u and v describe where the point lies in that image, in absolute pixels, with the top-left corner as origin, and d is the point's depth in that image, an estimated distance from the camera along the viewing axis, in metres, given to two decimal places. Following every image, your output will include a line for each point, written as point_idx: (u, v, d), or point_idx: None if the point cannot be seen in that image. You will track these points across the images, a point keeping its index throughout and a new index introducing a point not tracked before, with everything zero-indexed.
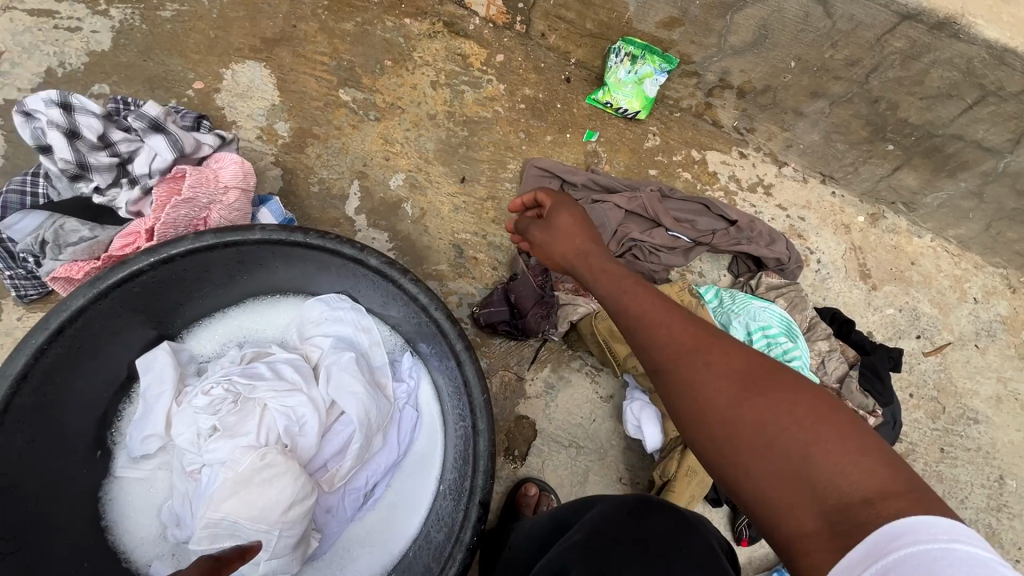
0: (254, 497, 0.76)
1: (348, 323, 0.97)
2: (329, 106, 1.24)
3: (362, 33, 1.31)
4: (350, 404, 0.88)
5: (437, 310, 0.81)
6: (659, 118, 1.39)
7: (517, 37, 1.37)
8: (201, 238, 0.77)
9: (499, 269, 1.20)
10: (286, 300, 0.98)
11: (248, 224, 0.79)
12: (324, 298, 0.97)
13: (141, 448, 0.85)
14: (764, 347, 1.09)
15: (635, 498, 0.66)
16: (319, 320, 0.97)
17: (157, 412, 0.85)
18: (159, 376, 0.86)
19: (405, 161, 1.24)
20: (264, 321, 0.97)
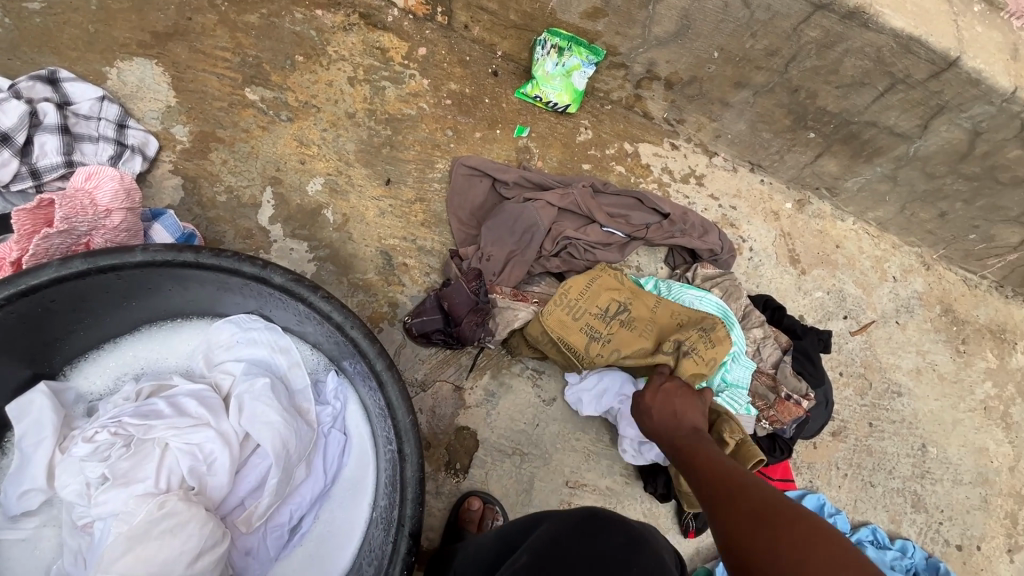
0: (154, 551, 0.68)
1: (262, 345, 0.89)
2: (234, 106, 1.13)
3: (268, 25, 1.20)
4: (266, 435, 0.80)
5: (353, 328, 0.75)
6: (590, 111, 1.37)
7: (439, 29, 1.30)
8: (69, 264, 0.68)
9: (432, 275, 1.15)
10: (190, 325, 0.89)
11: (127, 245, 0.70)
12: (233, 319, 0.88)
13: (20, 505, 0.75)
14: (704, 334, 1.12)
15: (584, 512, 0.58)
16: (228, 344, 0.88)
17: (37, 463, 0.75)
18: (36, 422, 0.76)
19: (323, 164, 1.15)
20: (166, 348, 0.88)
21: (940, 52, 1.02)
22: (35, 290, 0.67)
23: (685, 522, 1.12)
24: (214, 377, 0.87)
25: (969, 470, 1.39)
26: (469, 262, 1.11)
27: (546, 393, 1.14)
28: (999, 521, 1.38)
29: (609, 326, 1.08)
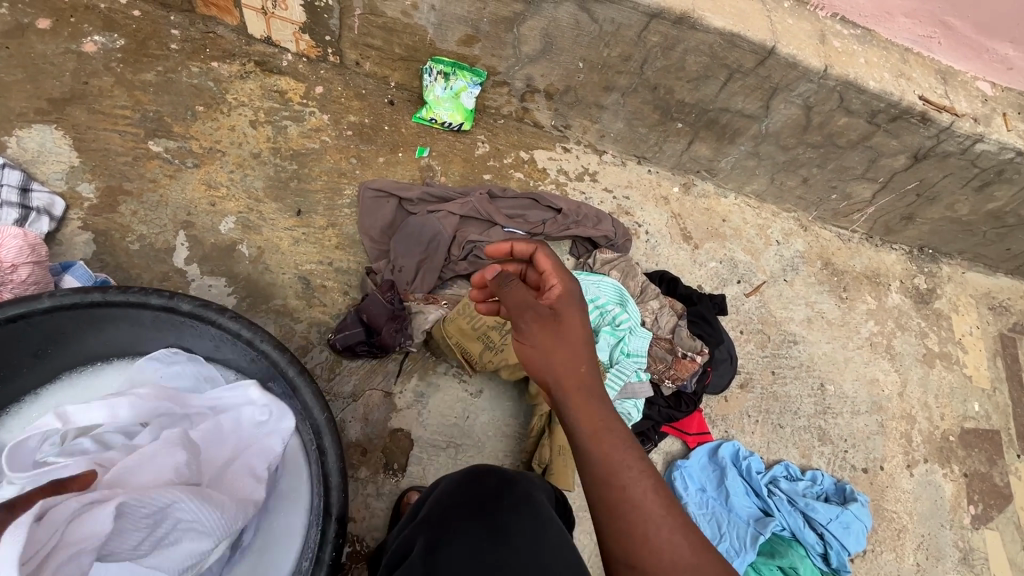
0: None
1: (186, 375, 0.94)
2: (138, 159, 1.19)
3: (165, 81, 1.28)
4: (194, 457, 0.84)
5: (264, 342, 0.82)
6: (484, 127, 1.49)
7: (333, 68, 1.41)
8: None
9: (351, 292, 1.22)
10: (111, 367, 0.93)
11: (35, 294, 0.76)
12: (153, 355, 0.93)
13: None
14: (598, 317, 1.23)
15: (468, 472, 0.75)
16: (151, 380, 0.93)
17: None
18: None
19: (233, 204, 1.22)
20: (88, 393, 0.91)
21: (759, 43, 1.21)
22: None
23: None
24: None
25: (864, 400, 1.56)
26: (383, 275, 1.20)
27: (472, 386, 1.22)
28: (896, 441, 1.55)
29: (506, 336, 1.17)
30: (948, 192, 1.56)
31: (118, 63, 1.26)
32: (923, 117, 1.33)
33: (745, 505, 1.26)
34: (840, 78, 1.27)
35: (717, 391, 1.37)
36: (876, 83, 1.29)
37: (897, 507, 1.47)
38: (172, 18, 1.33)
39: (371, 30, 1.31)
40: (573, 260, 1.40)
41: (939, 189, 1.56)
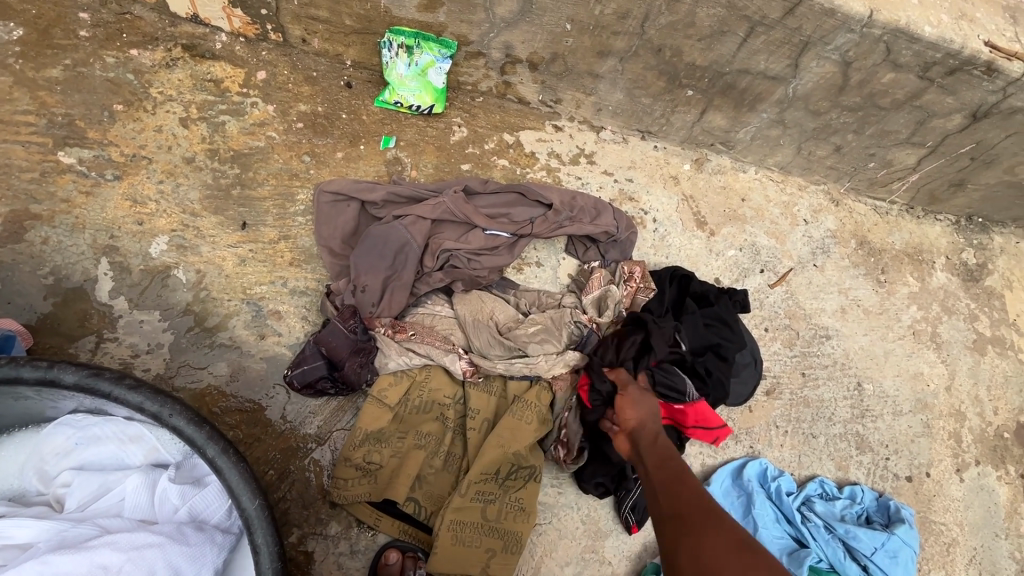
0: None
1: (105, 442, 0.78)
2: (48, 174, 1.01)
3: (75, 77, 1.08)
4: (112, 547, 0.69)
5: (174, 417, 0.65)
6: (461, 107, 1.28)
7: (277, 48, 1.19)
8: None
9: (309, 317, 1.05)
10: (18, 437, 0.78)
11: None
12: (61, 421, 0.77)
13: None
14: None
15: None
16: (66, 450, 0.78)
17: None
18: None
19: (165, 221, 1.04)
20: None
21: None
22: None
23: (626, 518, 1.07)
24: (55, 492, 0.77)
25: (906, 399, 1.38)
26: (343, 296, 1.03)
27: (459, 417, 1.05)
28: (944, 443, 1.37)
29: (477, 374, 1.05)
30: (1009, 154, 1.33)
31: (17, 57, 1.06)
32: (988, 68, 1.10)
33: (776, 535, 1.11)
34: (889, 25, 1.03)
35: (740, 402, 1.18)
36: (932, 29, 1.05)
37: (946, 518, 1.31)
38: None
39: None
40: (567, 261, 1.22)
41: (999, 150, 1.32)
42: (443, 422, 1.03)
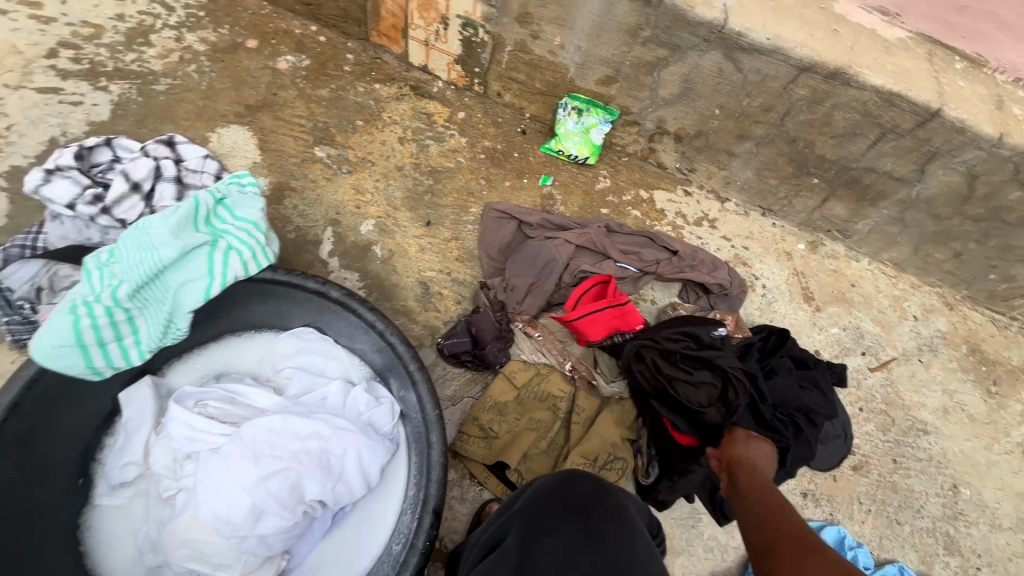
0: (225, 521, 0.82)
1: (318, 354, 1.04)
2: (305, 161, 1.37)
3: (336, 98, 1.46)
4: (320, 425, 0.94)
5: (392, 334, 0.97)
6: (608, 163, 1.53)
7: (476, 97, 1.52)
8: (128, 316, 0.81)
9: (463, 302, 1.30)
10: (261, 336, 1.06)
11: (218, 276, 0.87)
12: (295, 331, 1.04)
13: (120, 475, 0.91)
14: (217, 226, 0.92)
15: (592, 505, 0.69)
16: (291, 353, 1.05)
17: (137, 440, 0.93)
18: (140, 408, 0.94)
19: (375, 209, 1.36)
20: (242, 352, 1.05)
21: (922, 104, 1.14)
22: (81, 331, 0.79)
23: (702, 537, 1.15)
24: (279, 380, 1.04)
25: (1007, 514, 1.35)
26: (496, 291, 1.26)
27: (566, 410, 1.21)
28: None
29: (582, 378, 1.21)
30: None
31: (302, 79, 1.46)
32: None
33: None
34: (1018, 149, 1.15)
35: (825, 468, 1.27)
36: None
37: None
38: (349, 44, 1.52)
39: (516, 66, 1.41)
40: (682, 304, 1.35)
41: None
42: (553, 412, 1.19)
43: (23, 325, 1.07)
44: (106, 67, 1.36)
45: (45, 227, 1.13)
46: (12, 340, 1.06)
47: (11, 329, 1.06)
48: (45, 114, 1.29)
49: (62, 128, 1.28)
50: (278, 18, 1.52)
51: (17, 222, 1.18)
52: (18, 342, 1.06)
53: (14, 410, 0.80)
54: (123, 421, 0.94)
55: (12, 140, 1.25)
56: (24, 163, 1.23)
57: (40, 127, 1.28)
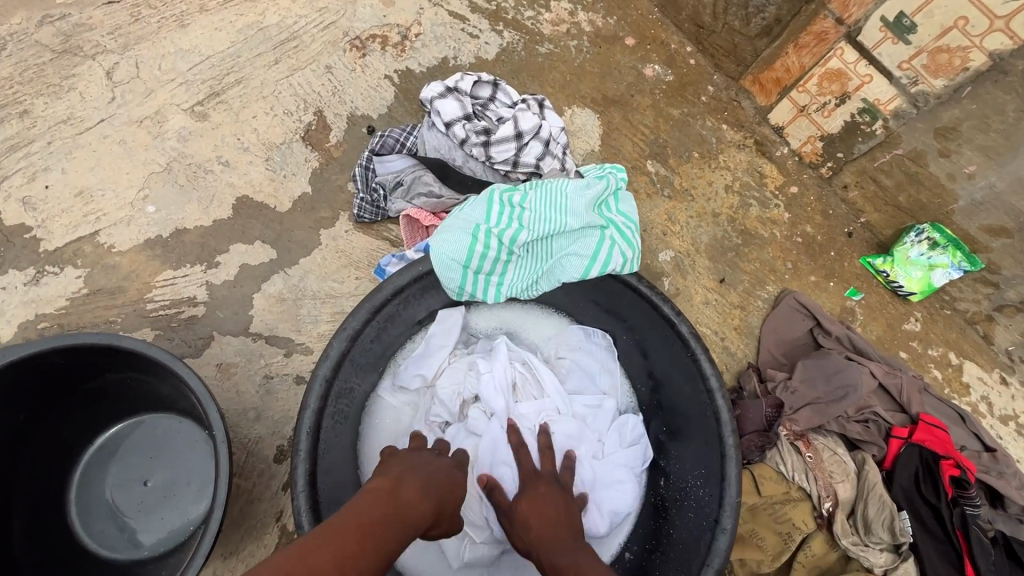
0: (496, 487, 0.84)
1: (598, 360, 0.97)
2: (635, 170, 1.36)
3: (684, 121, 1.42)
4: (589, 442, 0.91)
5: (722, 400, 0.83)
6: (928, 308, 1.35)
7: (817, 178, 1.41)
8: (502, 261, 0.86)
9: (724, 374, 1.22)
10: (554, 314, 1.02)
11: (597, 268, 0.86)
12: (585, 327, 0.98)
13: (407, 380, 0.94)
14: (602, 216, 0.92)
15: None
16: (574, 346, 0.98)
17: (435, 358, 0.95)
18: (448, 330, 0.96)
19: (678, 242, 1.31)
20: (530, 319, 1.02)
21: None
22: (469, 262, 0.86)
23: None
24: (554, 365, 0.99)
25: None
26: (773, 386, 1.15)
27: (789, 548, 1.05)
28: None
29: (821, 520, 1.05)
30: None
31: (661, 92, 1.44)
32: None
33: None
34: None
35: None
36: None
37: None
38: (716, 77, 1.47)
39: (892, 170, 1.27)
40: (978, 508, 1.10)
41: None
42: (783, 541, 1.04)
43: (370, 206, 1.17)
44: (507, 15, 1.42)
45: (419, 134, 1.22)
46: (357, 214, 1.17)
47: (361, 204, 1.16)
48: (447, 34, 1.38)
49: (454, 52, 1.37)
50: (661, 27, 1.48)
51: (393, 117, 1.30)
52: (361, 218, 1.16)
53: (397, 296, 0.84)
54: (427, 333, 0.96)
55: (416, 46, 1.36)
56: (415, 68, 1.34)
57: (439, 44, 1.37)
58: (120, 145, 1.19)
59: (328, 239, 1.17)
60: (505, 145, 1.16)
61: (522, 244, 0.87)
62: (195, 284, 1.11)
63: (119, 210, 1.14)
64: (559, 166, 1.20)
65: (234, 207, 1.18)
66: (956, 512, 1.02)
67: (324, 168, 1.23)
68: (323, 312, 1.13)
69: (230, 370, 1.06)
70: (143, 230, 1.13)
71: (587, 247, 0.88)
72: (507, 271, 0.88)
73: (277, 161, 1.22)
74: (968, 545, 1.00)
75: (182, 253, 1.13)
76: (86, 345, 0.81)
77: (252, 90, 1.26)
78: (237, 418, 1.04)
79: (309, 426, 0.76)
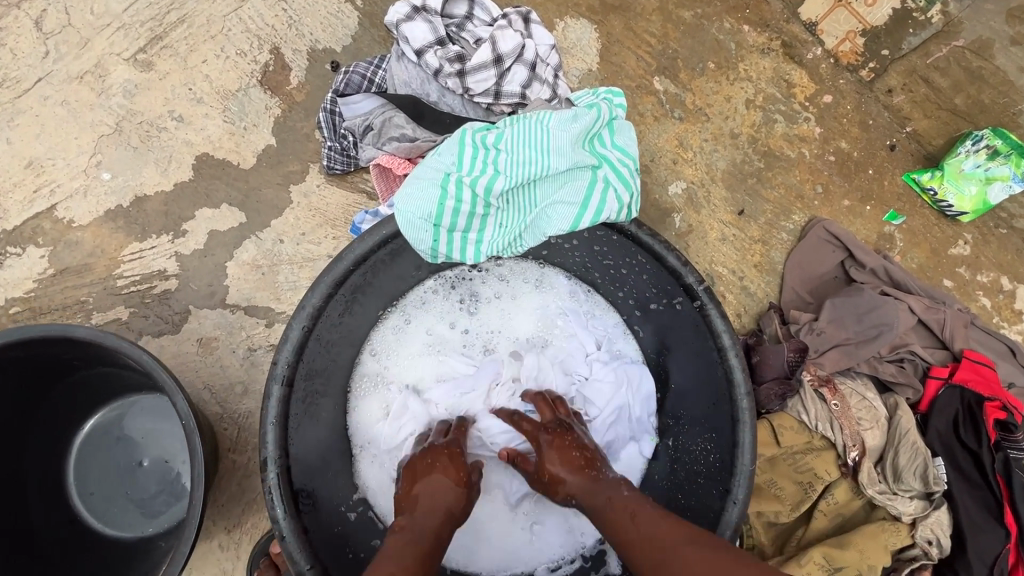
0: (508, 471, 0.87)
1: (547, 300, 0.93)
2: (640, 89, 1.18)
3: (697, 26, 1.21)
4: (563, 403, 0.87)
5: (735, 359, 0.74)
6: (980, 228, 1.18)
7: (856, 83, 1.21)
8: (480, 218, 0.77)
9: (742, 318, 1.11)
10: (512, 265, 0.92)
11: (595, 216, 0.75)
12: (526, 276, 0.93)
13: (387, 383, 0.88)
14: (593, 154, 0.79)
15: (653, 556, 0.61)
16: (527, 298, 0.93)
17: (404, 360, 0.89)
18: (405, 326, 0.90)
19: (691, 172, 1.16)
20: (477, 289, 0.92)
21: None
22: (439, 219, 0.74)
23: None
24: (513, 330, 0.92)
25: None
26: (797, 326, 1.05)
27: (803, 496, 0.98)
28: None
29: (840, 469, 0.98)
30: None
31: None
32: None
33: None
34: None
35: None
36: None
37: None
38: None
39: None
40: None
41: None
42: (803, 490, 0.97)
43: (340, 155, 1.05)
44: None
45: (387, 67, 1.07)
46: (326, 166, 1.05)
47: (330, 155, 1.05)
48: None
49: None
50: None
51: (357, 48, 1.14)
52: (331, 170, 1.05)
53: (363, 263, 0.74)
54: (388, 339, 0.89)
55: None
56: None
57: None
58: (63, 107, 1.08)
59: (299, 196, 1.07)
60: (485, 73, 1.01)
61: (503, 195, 0.76)
62: (163, 255, 1.04)
63: (73, 180, 1.05)
64: (550, 92, 1.05)
65: (194, 168, 1.08)
66: (998, 457, 0.93)
67: (287, 115, 1.10)
68: (301, 277, 1.05)
69: (211, 345, 1.01)
70: (101, 201, 1.05)
71: (579, 193, 0.76)
72: (488, 230, 0.77)
73: (235, 111, 1.10)
74: (1010, 493, 0.91)
75: (146, 223, 1.05)
76: (38, 338, 0.75)
77: (198, 29, 1.12)
78: (224, 393, 1.00)
79: (276, 415, 0.69)
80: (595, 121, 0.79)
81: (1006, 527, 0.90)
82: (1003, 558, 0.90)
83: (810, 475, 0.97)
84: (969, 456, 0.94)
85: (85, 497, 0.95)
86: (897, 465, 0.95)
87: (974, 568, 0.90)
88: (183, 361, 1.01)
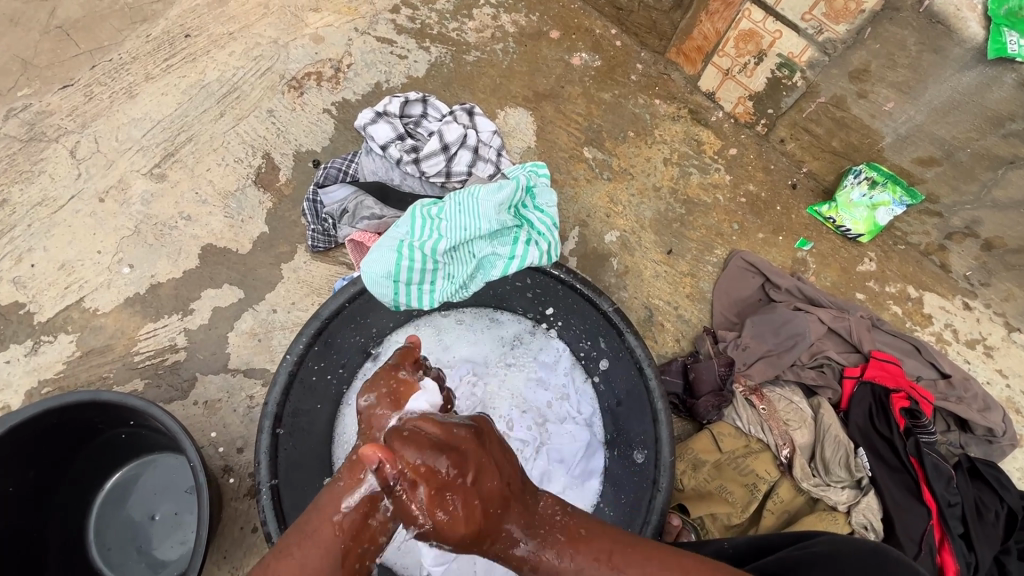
0: None
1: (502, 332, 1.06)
2: (572, 159, 1.40)
3: (616, 104, 1.46)
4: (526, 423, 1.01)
5: (649, 369, 0.88)
6: (881, 247, 1.36)
7: (754, 137, 1.43)
8: (433, 274, 0.95)
9: (681, 342, 1.27)
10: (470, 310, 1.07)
11: None
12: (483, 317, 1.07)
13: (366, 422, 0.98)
14: (517, 217, 1.01)
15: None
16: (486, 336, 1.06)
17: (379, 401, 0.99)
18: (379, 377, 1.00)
19: (623, 222, 1.36)
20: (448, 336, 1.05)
21: None
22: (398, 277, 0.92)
23: None
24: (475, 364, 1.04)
25: None
26: (726, 344, 1.20)
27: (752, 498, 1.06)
28: None
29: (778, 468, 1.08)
30: None
31: (590, 78, 1.47)
32: None
33: None
34: None
35: None
36: None
37: None
38: (643, 54, 1.49)
39: (820, 118, 1.29)
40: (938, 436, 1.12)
41: None
42: (750, 491, 1.06)
43: (322, 235, 1.25)
44: (432, 30, 1.47)
45: (357, 160, 1.30)
46: (311, 245, 1.25)
47: (313, 236, 1.25)
48: (377, 60, 1.44)
49: (386, 76, 1.43)
50: (584, 16, 1.51)
51: (335, 146, 1.38)
52: (315, 248, 1.25)
53: (337, 316, 0.91)
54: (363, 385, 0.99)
55: (348, 78, 1.43)
56: (351, 98, 1.41)
57: (370, 71, 1.43)
58: (92, 217, 1.30)
59: (289, 272, 1.26)
60: (439, 158, 1.24)
61: (449, 255, 0.96)
62: (174, 331, 1.21)
63: (99, 275, 1.25)
64: (493, 168, 1.27)
65: (200, 256, 1.27)
66: (909, 442, 1.05)
67: (277, 206, 1.31)
68: (293, 340, 1.22)
69: (215, 406, 1.16)
70: (122, 290, 1.24)
71: (507, 248, 0.97)
72: (439, 284, 0.95)
73: (234, 207, 1.31)
74: (925, 473, 1.02)
75: (159, 306, 1.23)
76: (70, 403, 0.91)
77: (203, 145, 1.36)
78: (227, 449, 1.13)
79: (268, 448, 0.82)
80: (515, 190, 1.00)
81: (926, 505, 1.00)
82: (930, 534, 0.98)
83: (752, 475, 1.07)
84: (886, 444, 1.06)
85: (104, 552, 1.07)
86: (826, 457, 1.07)
87: (906, 546, 0.98)
88: (191, 422, 1.15)
